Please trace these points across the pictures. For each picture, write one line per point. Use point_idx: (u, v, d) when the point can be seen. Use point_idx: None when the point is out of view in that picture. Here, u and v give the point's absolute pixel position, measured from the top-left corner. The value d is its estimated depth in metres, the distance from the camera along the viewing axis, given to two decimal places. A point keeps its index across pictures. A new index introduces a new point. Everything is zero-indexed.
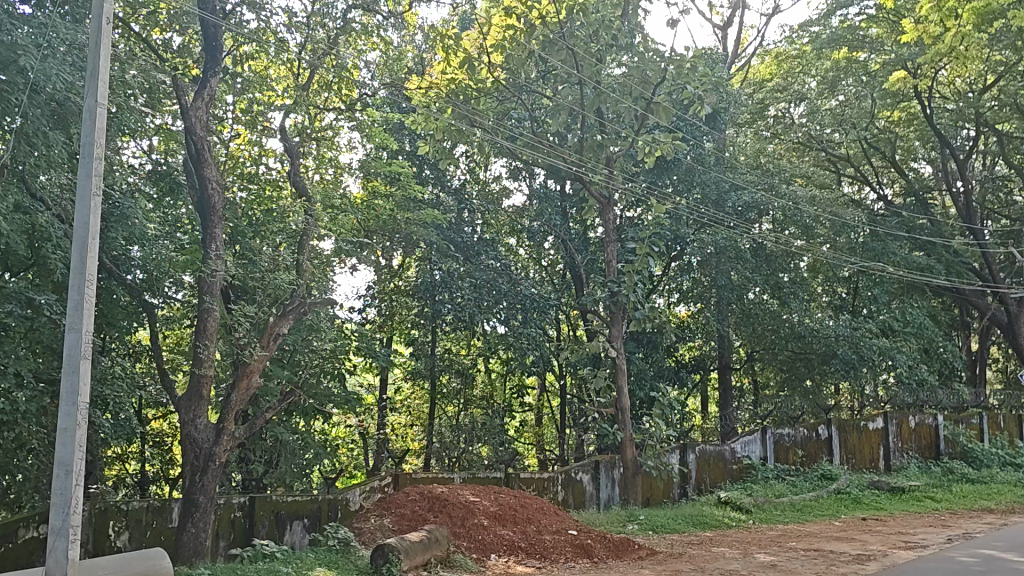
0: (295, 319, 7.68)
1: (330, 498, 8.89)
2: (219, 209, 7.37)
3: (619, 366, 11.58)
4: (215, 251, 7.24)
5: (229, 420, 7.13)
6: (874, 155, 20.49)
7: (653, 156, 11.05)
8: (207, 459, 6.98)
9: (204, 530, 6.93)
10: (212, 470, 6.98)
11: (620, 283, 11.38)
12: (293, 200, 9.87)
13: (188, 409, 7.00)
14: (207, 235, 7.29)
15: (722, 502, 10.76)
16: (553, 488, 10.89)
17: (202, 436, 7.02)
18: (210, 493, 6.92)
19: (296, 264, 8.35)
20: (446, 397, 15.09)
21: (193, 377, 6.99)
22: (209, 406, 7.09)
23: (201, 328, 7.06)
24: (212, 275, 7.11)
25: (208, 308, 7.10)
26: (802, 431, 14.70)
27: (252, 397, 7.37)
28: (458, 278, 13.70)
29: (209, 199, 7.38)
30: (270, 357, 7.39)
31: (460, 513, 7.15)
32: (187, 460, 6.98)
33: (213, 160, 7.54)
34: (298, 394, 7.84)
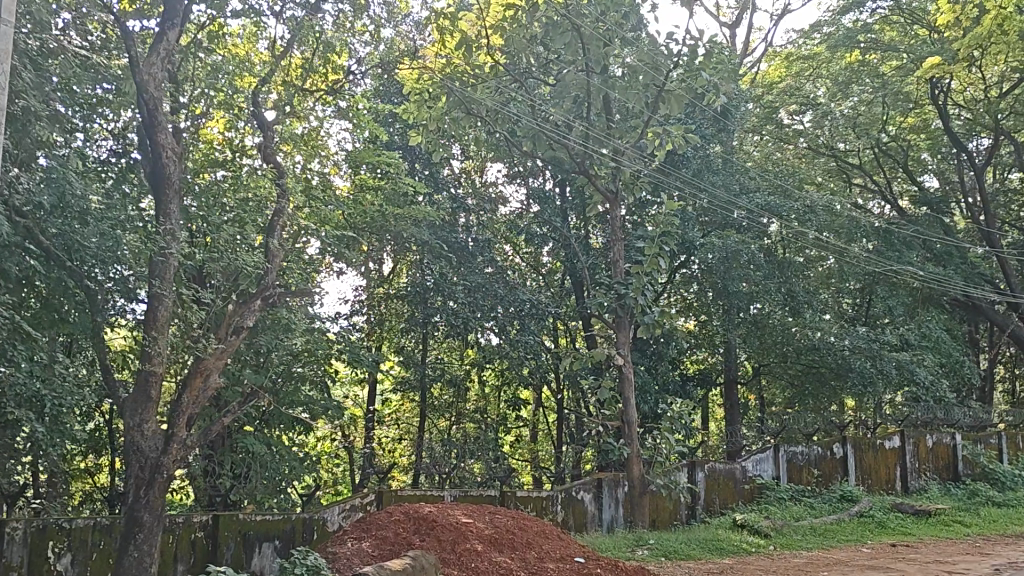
0: (258, 308, 6.86)
1: (304, 517, 8.10)
2: (175, 184, 6.65)
3: (625, 375, 10.52)
4: (170, 226, 6.52)
5: (182, 425, 6.21)
6: (885, 163, 19.78)
7: (666, 148, 10.23)
8: (153, 471, 6.04)
9: (149, 554, 5.97)
10: (161, 484, 6.05)
11: (627, 285, 10.34)
12: (268, 175, 9.02)
13: (133, 413, 6.08)
14: (162, 213, 6.58)
15: (738, 524, 9.81)
16: (552, 508, 10.00)
17: (150, 445, 6.09)
18: (157, 510, 5.98)
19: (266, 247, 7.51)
20: (438, 410, 14.17)
21: (141, 375, 6.10)
22: (159, 409, 6.18)
23: (151, 320, 6.19)
24: (167, 258, 6.34)
25: (160, 295, 6.26)
26: (816, 450, 13.77)
27: (207, 401, 6.42)
28: (450, 279, 12.92)
29: (164, 171, 6.62)
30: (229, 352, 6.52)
31: (451, 536, 6.20)
32: (131, 472, 6.05)
33: (169, 124, 6.74)
34: (265, 396, 6.95)
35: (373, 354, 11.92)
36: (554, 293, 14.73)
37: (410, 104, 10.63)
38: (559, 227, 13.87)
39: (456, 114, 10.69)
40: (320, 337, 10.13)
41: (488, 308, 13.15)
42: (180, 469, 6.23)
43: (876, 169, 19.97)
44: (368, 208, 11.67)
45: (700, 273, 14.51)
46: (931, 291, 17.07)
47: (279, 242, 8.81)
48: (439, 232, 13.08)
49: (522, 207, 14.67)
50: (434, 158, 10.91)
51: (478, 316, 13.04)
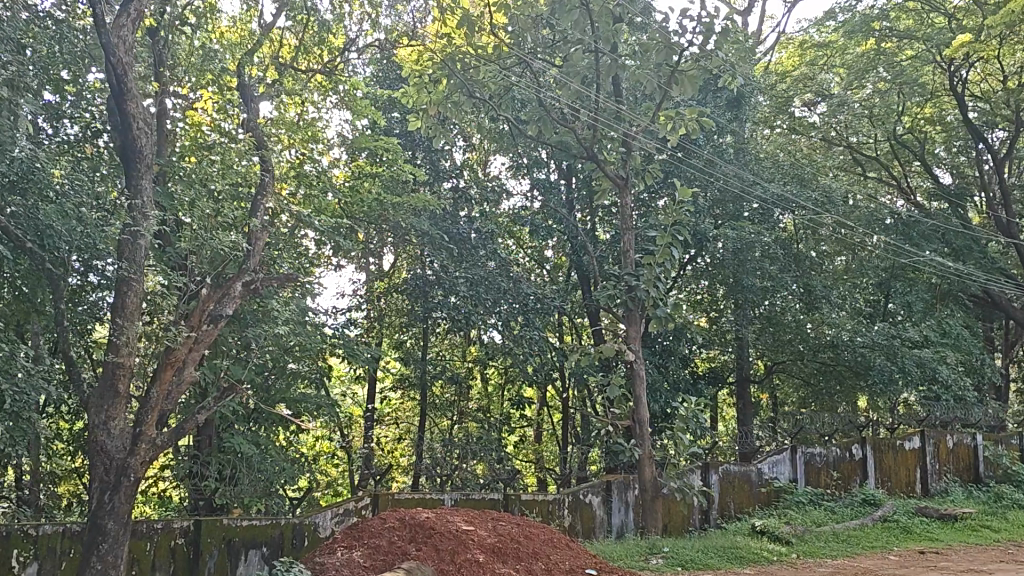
0: (239, 298, 6.91)
1: (294, 522, 7.60)
2: (148, 159, 6.64)
3: (638, 371, 9.67)
4: (142, 203, 6.56)
5: (151, 423, 6.12)
6: (900, 154, 19.20)
7: (679, 132, 9.64)
8: (120, 473, 5.99)
9: (115, 561, 5.92)
10: (126, 489, 5.98)
11: (638, 276, 9.69)
12: (246, 150, 8.63)
13: (99, 411, 6.07)
14: (132, 187, 6.58)
15: (757, 531, 9.25)
16: (558, 512, 9.57)
17: (116, 446, 6.05)
18: (122, 516, 5.92)
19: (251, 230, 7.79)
20: (440, 409, 13.71)
21: (107, 367, 6.09)
22: (127, 405, 6.13)
23: (119, 305, 6.25)
24: (139, 240, 6.36)
25: (127, 277, 6.29)
26: (834, 451, 13.21)
27: (176, 395, 6.33)
28: (452, 272, 12.40)
29: (135, 146, 6.60)
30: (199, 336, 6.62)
31: (451, 545, 5.66)
32: (96, 475, 6.00)
33: (139, 92, 6.67)
34: (243, 390, 6.84)
35: (370, 350, 11.37)
36: (560, 288, 14.18)
37: (410, 86, 10.08)
38: (565, 219, 13.29)
39: (458, 97, 10.11)
40: (313, 332, 9.58)
41: (491, 304, 12.58)
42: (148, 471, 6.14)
43: (891, 161, 19.38)
44: (367, 196, 11.16)
45: (712, 267, 13.95)
46: (950, 286, 16.47)
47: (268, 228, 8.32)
48: (440, 223, 12.54)
49: (526, 200, 14.14)
50: (434, 142, 10.35)
51: (480, 311, 12.51)
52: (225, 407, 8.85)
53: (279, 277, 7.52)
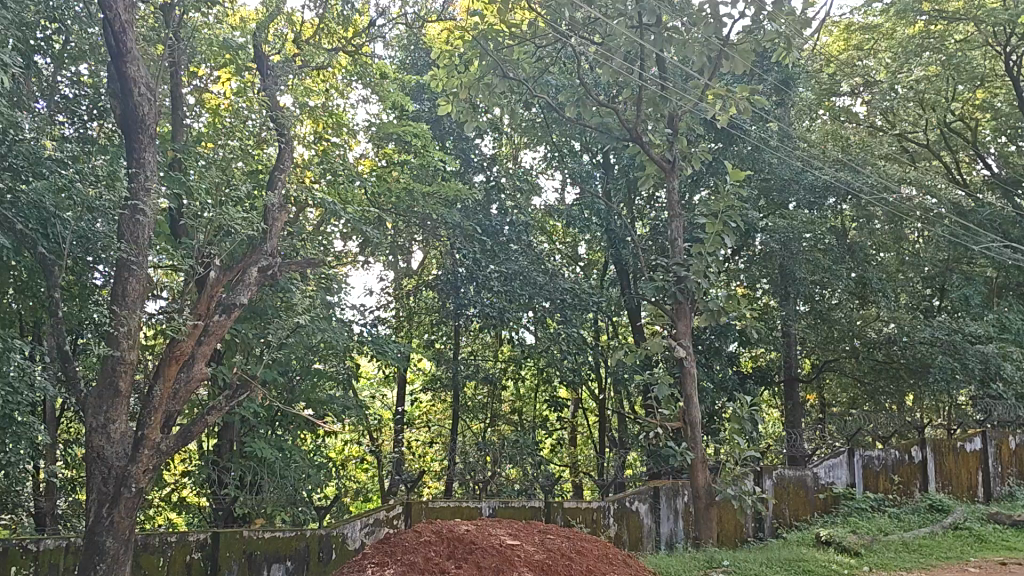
0: (253, 288, 6.60)
1: (321, 533, 7.03)
2: (151, 126, 6.46)
3: (688, 369, 8.89)
4: (148, 174, 6.37)
5: (154, 427, 5.94)
6: (951, 142, 18.38)
7: (730, 111, 8.91)
8: (118, 484, 5.76)
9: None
10: (126, 500, 5.74)
11: (688, 266, 8.95)
12: (267, 131, 8.01)
13: (96, 414, 5.81)
14: (136, 159, 6.39)
15: (821, 541, 8.52)
16: (602, 521, 8.97)
17: (115, 453, 5.82)
18: (120, 533, 5.63)
19: (268, 216, 7.28)
20: (472, 412, 13.18)
21: (107, 365, 5.88)
22: (127, 407, 5.91)
23: (120, 292, 6.02)
24: (143, 216, 6.19)
25: (127, 261, 6.06)
26: (894, 454, 12.43)
27: (179, 394, 6.16)
28: (485, 266, 11.80)
29: (138, 113, 6.41)
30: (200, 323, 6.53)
31: (494, 562, 5.01)
32: (94, 486, 5.78)
33: (139, 53, 6.47)
34: (254, 388, 6.63)
35: (400, 347, 10.82)
36: (598, 285, 13.52)
37: (439, 68, 9.41)
38: (602, 210, 12.64)
39: (490, 79, 9.41)
40: (339, 328, 8.96)
41: (527, 299, 11.96)
42: (150, 479, 5.92)
43: (942, 150, 18.48)
44: (394, 186, 10.52)
45: (759, 260, 13.20)
46: (1011, 278, 15.54)
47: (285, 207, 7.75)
48: (471, 215, 11.93)
49: (561, 191, 13.54)
50: (467, 128, 9.73)
51: (515, 306, 11.93)
52: (246, 409, 8.28)
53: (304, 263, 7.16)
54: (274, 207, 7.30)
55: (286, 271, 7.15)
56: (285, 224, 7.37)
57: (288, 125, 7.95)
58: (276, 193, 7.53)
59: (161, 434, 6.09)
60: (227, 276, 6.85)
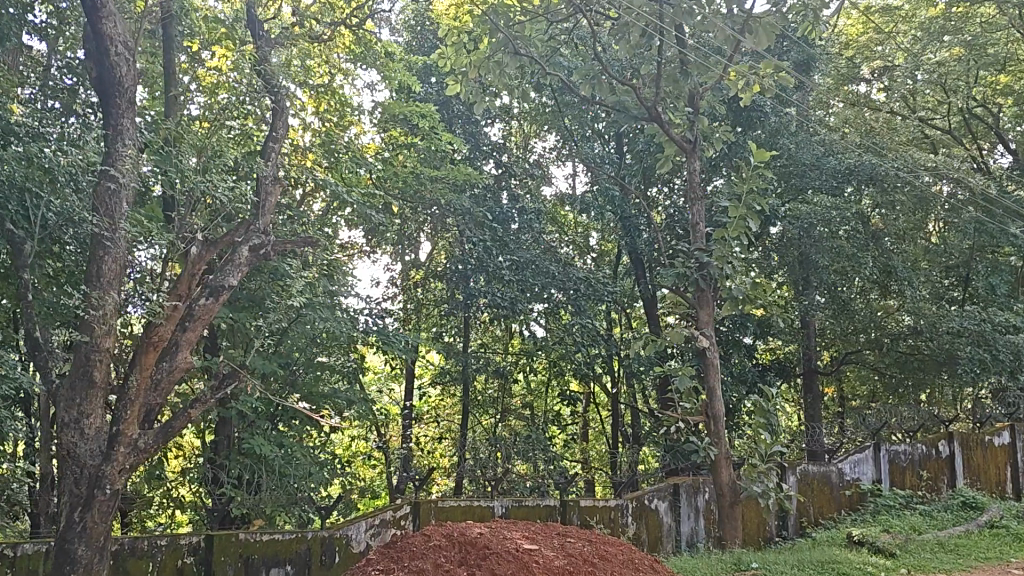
0: (240, 268, 6.15)
1: (323, 535, 6.61)
2: (130, 87, 5.97)
3: (709, 359, 8.40)
4: (125, 140, 5.90)
5: (131, 422, 5.54)
6: (973, 127, 17.86)
7: (754, 89, 8.31)
8: (92, 485, 5.36)
9: None
10: (99, 503, 5.35)
11: (710, 252, 8.44)
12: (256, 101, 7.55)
13: (69, 408, 5.40)
14: (113, 126, 5.90)
15: (854, 540, 8.04)
16: (620, 520, 8.53)
17: (88, 451, 5.41)
18: (93, 540, 5.25)
19: (261, 197, 6.82)
20: (483, 406, 12.77)
21: (80, 355, 5.46)
22: (102, 399, 5.50)
23: (94, 272, 5.59)
24: (116, 186, 5.70)
25: (101, 237, 5.62)
26: (921, 449, 11.96)
27: (158, 385, 5.74)
28: (495, 255, 11.36)
29: (114, 74, 5.94)
30: (183, 305, 6.08)
31: (511, 569, 4.57)
32: (67, 487, 5.38)
33: (115, 8, 6.02)
34: (244, 376, 6.21)
35: (408, 339, 10.40)
36: (611, 275, 13.08)
37: (447, 46, 8.96)
38: (617, 197, 12.20)
39: (501, 56, 8.82)
40: (343, 319, 8.52)
41: (539, 289, 11.52)
42: (127, 479, 5.51)
43: (963, 136, 17.95)
44: (402, 170, 10.06)
45: (779, 247, 12.71)
46: None
47: (282, 182, 7.32)
48: (481, 201, 11.49)
49: (574, 178, 13.09)
50: (477, 109, 9.25)
51: (526, 297, 11.50)
52: (244, 403, 7.86)
53: (298, 241, 6.77)
54: (267, 180, 6.87)
55: (279, 248, 6.68)
56: (279, 200, 6.95)
57: (285, 96, 7.52)
58: (274, 172, 7.06)
59: (141, 429, 5.68)
60: (209, 252, 6.33)
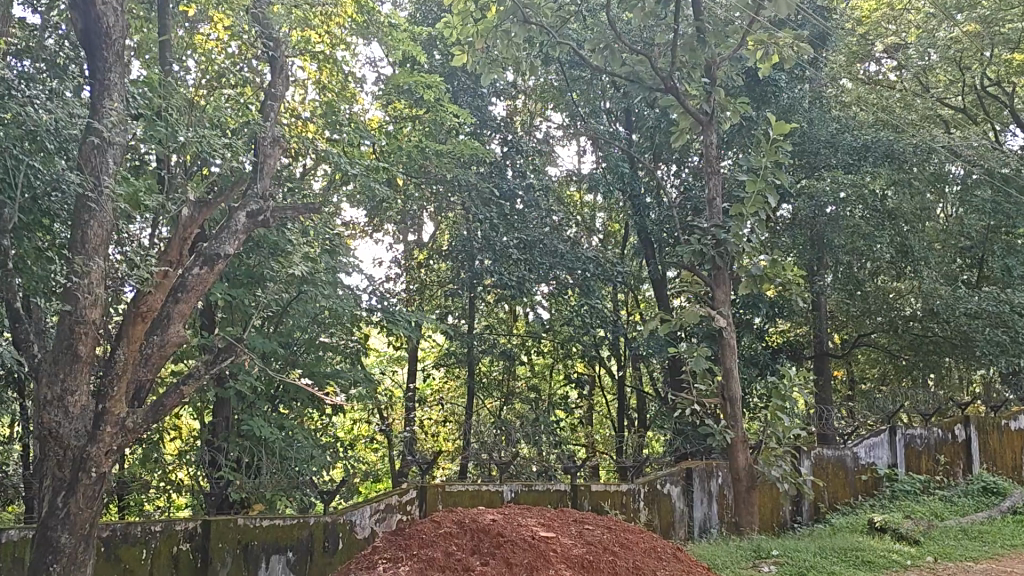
0: (236, 237, 5.86)
1: (326, 520, 6.34)
2: (117, 39, 5.68)
3: (725, 339, 8.10)
4: (113, 96, 5.63)
5: (119, 401, 5.26)
6: (988, 106, 17.50)
7: (774, 58, 7.97)
8: (77, 467, 5.08)
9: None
10: (84, 487, 5.07)
11: (726, 228, 8.13)
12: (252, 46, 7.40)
13: (52, 384, 5.10)
14: (99, 80, 5.63)
15: (875, 527, 7.77)
16: (632, 505, 8.27)
17: (73, 431, 5.12)
18: (79, 526, 4.99)
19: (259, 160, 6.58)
20: (488, 389, 12.48)
21: (65, 328, 5.16)
22: (89, 376, 5.21)
23: (79, 240, 5.28)
24: (100, 140, 5.44)
25: (85, 201, 5.33)
26: (937, 433, 11.68)
27: (148, 361, 5.45)
28: (502, 234, 11.06)
29: (100, 24, 5.64)
30: (175, 273, 5.82)
31: (527, 559, 4.28)
32: (50, 469, 5.09)
33: None
34: (240, 351, 5.94)
35: (413, 318, 10.11)
36: (620, 255, 12.78)
37: (454, 13, 8.61)
38: (626, 174, 11.87)
39: (509, 26, 8.50)
40: (345, 297, 8.22)
41: (546, 268, 11.22)
42: (113, 461, 5.23)
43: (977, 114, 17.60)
44: (405, 144, 9.72)
45: (792, 227, 12.40)
46: None
47: (283, 148, 6.98)
48: (487, 177, 11.18)
49: (582, 154, 12.82)
50: (485, 80, 8.92)
51: (534, 276, 11.21)
52: (243, 382, 7.57)
53: (299, 204, 6.50)
54: (267, 141, 6.63)
55: (279, 217, 6.39)
56: (278, 162, 6.73)
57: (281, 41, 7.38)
58: (274, 139, 6.74)
59: (130, 407, 5.40)
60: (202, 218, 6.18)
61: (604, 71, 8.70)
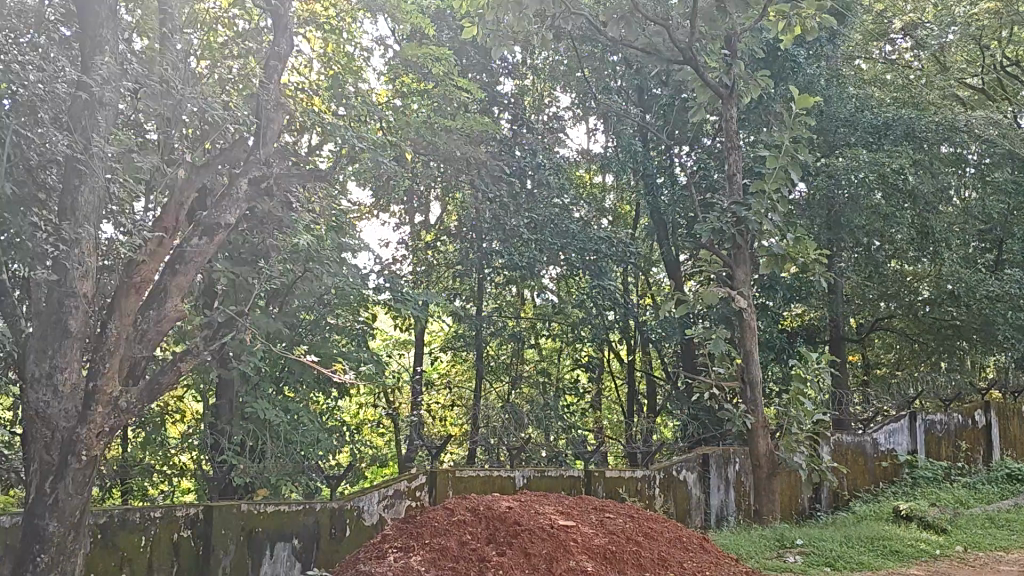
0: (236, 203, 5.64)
1: (333, 507, 6.11)
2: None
3: (745, 321, 7.84)
4: (104, 52, 5.42)
5: (112, 381, 5.01)
6: (1008, 85, 17.09)
7: (798, 28, 7.63)
8: (68, 450, 4.84)
9: (70, 568, 4.80)
10: (74, 472, 4.84)
11: (747, 206, 7.84)
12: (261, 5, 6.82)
13: (40, 361, 4.86)
14: (90, 37, 5.44)
15: (900, 515, 7.52)
16: (647, 491, 8.03)
17: (62, 412, 4.88)
18: (69, 512, 4.76)
19: (261, 126, 6.22)
20: (496, 373, 12.25)
21: (54, 302, 4.93)
22: (81, 355, 4.97)
23: (68, 205, 5.04)
24: (89, 97, 5.22)
25: (75, 163, 5.10)
26: (957, 418, 11.43)
27: (141, 337, 5.21)
28: (512, 214, 10.78)
29: None
30: (171, 239, 5.58)
31: (546, 549, 4.07)
32: (37, 452, 4.85)
33: None
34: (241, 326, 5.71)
35: (422, 299, 9.86)
36: (632, 236, 12.50)
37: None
38: (639, 152, 11.56)
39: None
40: (352, 276, 7.98)
41: (557, 249, 10.98)
42: (106, 442, 4.99)
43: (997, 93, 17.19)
44: (414, 120, 9.43)
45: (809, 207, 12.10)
46: None
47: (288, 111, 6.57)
48: (498, 155, 10.89)
49: (593, 132, 12.54)
50: (496, 54, 8.60)
51: (544, 257, 10.95)
52: (247, 363, 7.34)
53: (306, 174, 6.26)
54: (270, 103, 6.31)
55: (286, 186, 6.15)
56: (284, 126, 6.35)
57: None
58: (279, 103, 6.32)
59: (123, 386, 5.16)
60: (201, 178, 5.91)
61: (620, 43, 8.39)
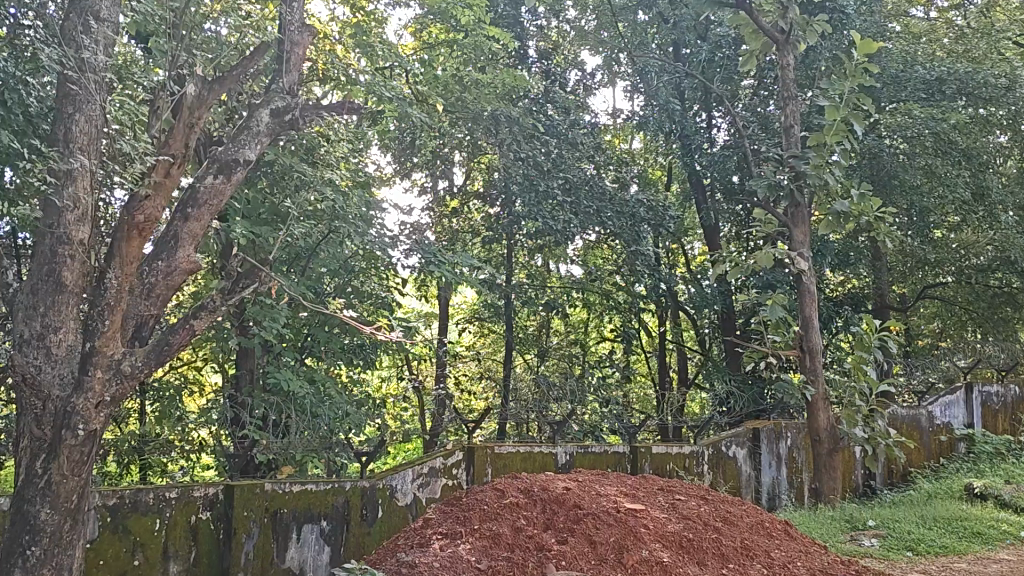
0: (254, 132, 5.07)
1: (365, 486, 5.66)
2: None
3: (803, 285, 7.26)
4: None
5: (112, 343, 4.51)
6: None
7: None
8: (61, 422, 4.33)
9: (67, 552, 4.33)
10: (68, 449, 4.32)
11: (806, 160, 7.23)
12: None
13: (31, 320, 4.36)
14: None
15: (973, 493, 6.99)
16: (696, 468, 7.54)
17: (55, 378, 4.38)
18: (63, 492, 4.27)
19: (283, 54, 5.64)
20: (525, 344, 11.76)
21: (45, 251, 4.41)
22: (77, 313, 4.47)
23: (61, 134, 4.49)
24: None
25: (67, 81, 4.54)
26: (1014, 391, 10.88)
27: (145, 294, 4.71)
28: (546, 176, 10.20)
29: None
30: (179, 169, 4.96)
31: (613, 537, 3.55)
32: (27, 423, 4.35)
33: None
34: (262, 277, 5.14)
35: (451, 266, 9.34)
36: (668, 201, 11.91)
37: None
38: (678, 110, 10.92)
39: None
40: (379, 238, 7.46)
41: (593, 214, 10.41)
42: (105, 416, 4.49)
43: None
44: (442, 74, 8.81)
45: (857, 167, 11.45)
46: None
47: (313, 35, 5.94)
48: (529, 114, 10.29)
49: (626, 92, 11.92)
50: None
51: (579, 221, 10.38)
52: (269, 330, 6.86)
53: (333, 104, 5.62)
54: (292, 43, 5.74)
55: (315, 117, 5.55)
56: (309, 50, 5.72)
57: None
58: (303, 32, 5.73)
59: (126, 350, 4.66)
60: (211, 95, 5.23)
61: None
